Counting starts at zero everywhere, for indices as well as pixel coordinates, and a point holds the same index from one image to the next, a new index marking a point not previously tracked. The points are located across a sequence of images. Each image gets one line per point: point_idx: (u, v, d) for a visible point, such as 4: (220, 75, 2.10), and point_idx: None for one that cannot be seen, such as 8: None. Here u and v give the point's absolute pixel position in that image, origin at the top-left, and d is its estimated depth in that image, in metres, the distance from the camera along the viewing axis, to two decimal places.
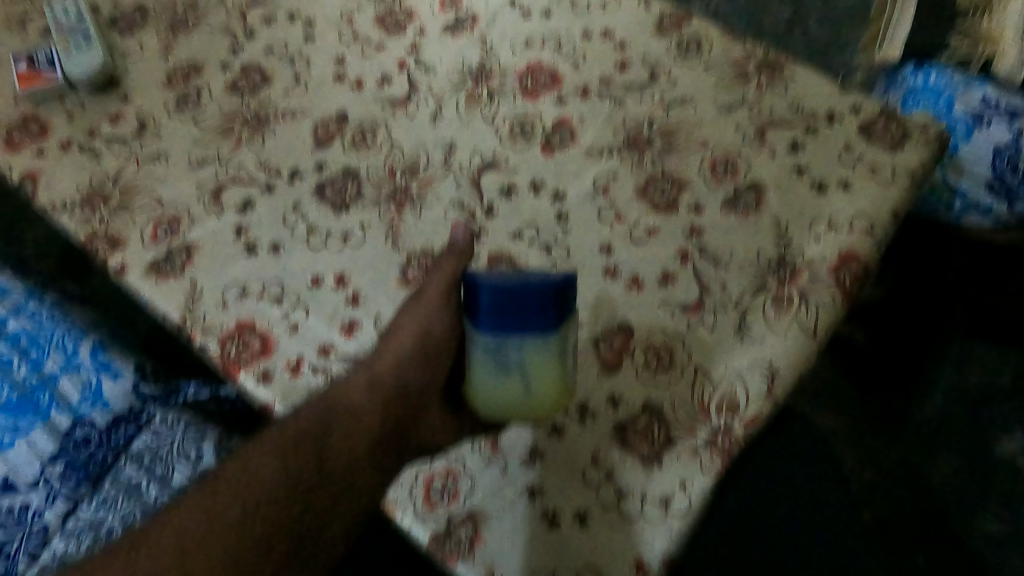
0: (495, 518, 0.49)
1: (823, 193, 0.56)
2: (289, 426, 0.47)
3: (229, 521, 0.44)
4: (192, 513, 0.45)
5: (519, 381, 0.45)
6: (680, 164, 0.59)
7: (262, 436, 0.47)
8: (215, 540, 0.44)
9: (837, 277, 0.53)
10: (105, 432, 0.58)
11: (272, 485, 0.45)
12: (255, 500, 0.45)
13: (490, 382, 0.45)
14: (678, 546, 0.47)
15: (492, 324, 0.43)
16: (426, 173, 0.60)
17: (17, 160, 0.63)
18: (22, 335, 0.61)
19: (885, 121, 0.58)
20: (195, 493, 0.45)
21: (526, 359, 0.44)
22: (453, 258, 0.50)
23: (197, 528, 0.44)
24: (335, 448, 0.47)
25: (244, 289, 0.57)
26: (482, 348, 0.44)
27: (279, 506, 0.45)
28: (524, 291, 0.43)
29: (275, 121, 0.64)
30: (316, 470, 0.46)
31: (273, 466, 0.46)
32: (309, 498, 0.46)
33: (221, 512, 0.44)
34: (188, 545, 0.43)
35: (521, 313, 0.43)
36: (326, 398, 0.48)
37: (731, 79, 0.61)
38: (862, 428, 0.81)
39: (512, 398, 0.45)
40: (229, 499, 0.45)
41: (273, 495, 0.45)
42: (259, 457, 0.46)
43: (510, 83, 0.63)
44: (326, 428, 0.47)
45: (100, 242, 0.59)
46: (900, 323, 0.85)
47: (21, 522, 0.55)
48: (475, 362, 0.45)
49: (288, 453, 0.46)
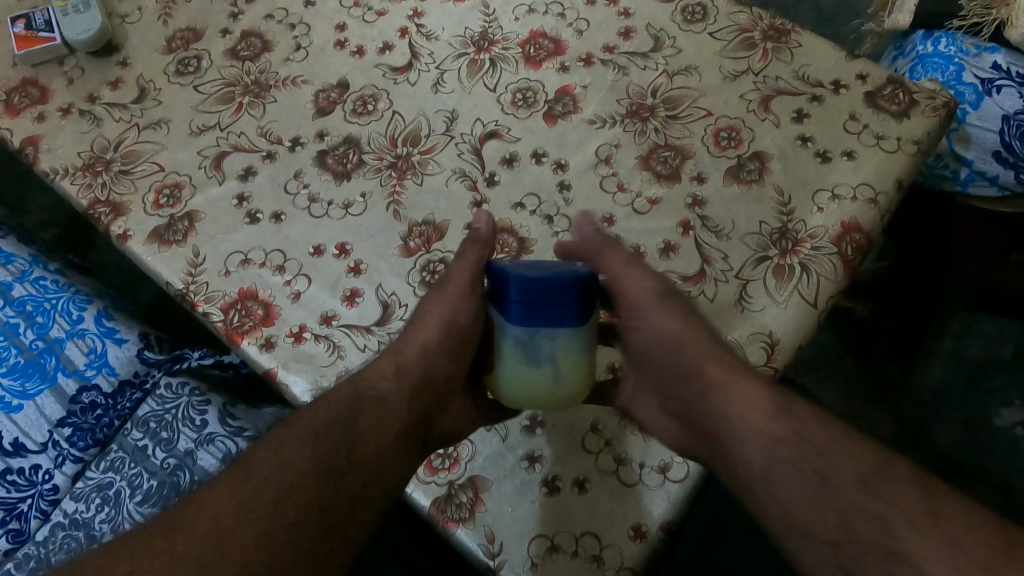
0: (496, 484, 0.49)
1: (828, 162, 0.55)
2: (316, 412, 0.44)
3: (262, 511, 0.40)
4: (224, 501, 0.40)
5: (548, 374, 0.44)
6: (684, 134, 0.58)
7: (286, 424, 0.44)
8: (249, 529, 0.39)
9: (839, 247, 0.53)
10: (111, 398, 0.59)
11: (303, 472, 0.42)
12: (286, 488, 0.41)
13: (520, 374, 0.44)
14: (676, 513, 0.47)
15: (524, 314, 0.43)
16: (428, 142, 0.60)
17: (19, 125, 0.63)
18: (28, 301, 0.61)
19: (894, 88, 0.57)
20: (220, 482, 0.42)
21: (558, 351, 0.43)
22: (475, 246, 0.52)
23: (231, 516, 0.40)
24: (365, 430, 0.44)
25: (246, 257, 0.57)
26: (512, 338, 0.44)
27: (312, 495, 0.41)
28: (556, 283, 0.43)
29: (276, 88, 0.63)
30: (346, 456, 0.43)
31: (305, 452, 0.42)
32: (340, 487, 0.42)
33: (253, 500, 0.40)
34: (224, 529, 0.39)
35: (552, 304, 0.43)
36: (353, 385, 0.46)
37: (737, 45, 0.60)
38: (862, 396, 0.89)
39: (540, 392, 0.44)
40: (259, 486, 0.41)
41: (305, 483, 0.41)
42: (291, 444, 0.43)
43: (512, 51, 0.63)
44: (355, 414, 0.44)
45: (102, 208, 0.60)
46: (900, 298, 0.92)
47: (32, 481, 0.57)
48: (504, 354, 0.45)
49: (319, 438, 0.43)
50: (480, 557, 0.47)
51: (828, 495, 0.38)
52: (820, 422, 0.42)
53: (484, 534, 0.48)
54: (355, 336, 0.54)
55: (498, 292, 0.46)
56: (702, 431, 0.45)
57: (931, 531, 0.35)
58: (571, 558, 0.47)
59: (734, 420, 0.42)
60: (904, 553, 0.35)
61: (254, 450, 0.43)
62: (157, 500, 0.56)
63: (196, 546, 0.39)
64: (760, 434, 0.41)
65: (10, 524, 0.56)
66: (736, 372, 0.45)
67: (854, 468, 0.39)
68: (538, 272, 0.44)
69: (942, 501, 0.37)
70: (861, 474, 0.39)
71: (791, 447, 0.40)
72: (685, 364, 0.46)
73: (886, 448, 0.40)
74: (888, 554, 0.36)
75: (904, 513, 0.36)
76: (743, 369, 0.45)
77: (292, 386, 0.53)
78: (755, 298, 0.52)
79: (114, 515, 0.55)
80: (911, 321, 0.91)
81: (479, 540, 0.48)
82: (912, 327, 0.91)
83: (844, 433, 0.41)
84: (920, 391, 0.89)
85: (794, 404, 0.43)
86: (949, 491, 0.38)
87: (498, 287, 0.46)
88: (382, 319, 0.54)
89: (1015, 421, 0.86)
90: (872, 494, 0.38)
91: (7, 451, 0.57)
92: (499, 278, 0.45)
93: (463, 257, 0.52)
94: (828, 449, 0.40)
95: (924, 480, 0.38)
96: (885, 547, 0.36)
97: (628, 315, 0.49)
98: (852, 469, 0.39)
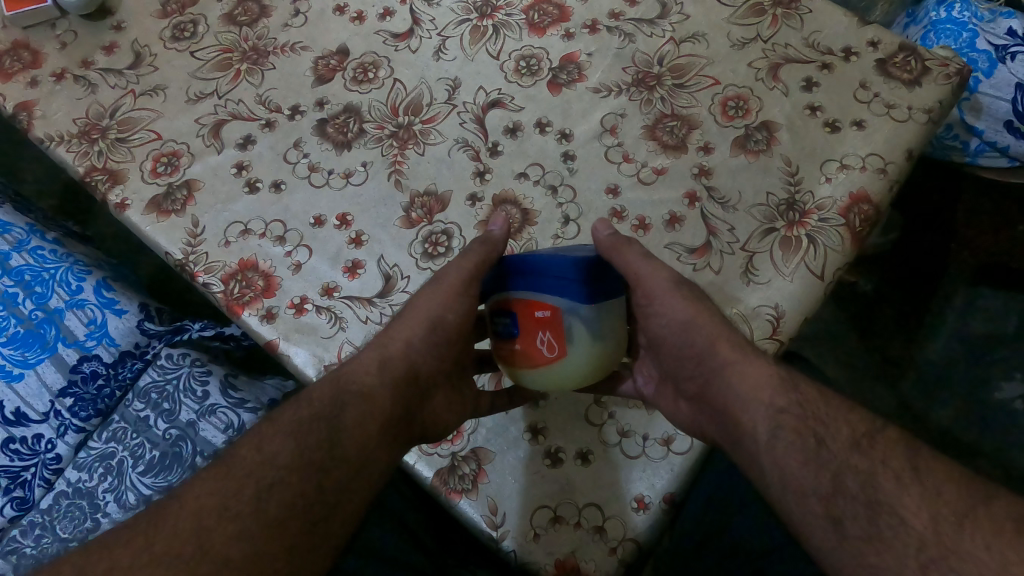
0: (498, 455, 0.49)
1: (836, 132, 0.54)
2: (302, 407, 0.43)
3: (245, 507, 0.39)
4: (207, 496, 0.39)
5: (614, 341, 0.44)
6: (690, 103, 0.57)
7: (271, 420, 0.43)
8: (231, 523, 0.38)
9: (847, 218, 0.52)
10: (112, 367, 0.59)
11: (284, 467, 0.40)
12: (269, 484, 0.40)
13: (594, 347, 0.43)
14: (678, 485, 0.48)
15: (590, 287, 0.42)
16: (429, 111, 0.59)
17: (11, 90, 0.62)
18: (26, 271, 0.61)
19: (906, 54, 0.56)
20: (203, 479, 0.40)
21: (615, 320, 0.44)
22: (483, 240, 0.50)
23: (213, 511, 0.38)
24: (349, 425, 0.42)
25: (246, 227, 0.56)
26: (584, 316, 0.42)
27: (296, 491, 0.40)
28: (598, 255, 0.44)
29: (275, 55, 0.62)
30: (329, 451, 0.41)
31: (288, 446, 0.41)
32: (323, 482, 0.41)
33: (235, 495, 0.39)
34: (206, 528, 0.38)
35: (605, 273, 0.44)
36: (337, 378, 0.45)
37: (746, 11, 0.59)
38: (861, 368, 0.89)
39: (606, 361, 0.44)
40: (241, 481, 0.40)
41: (286, 479, 0.40)
42: (273, 438, 0.42)
43: (516, 17, 0.61)
44: (339, 409, 0.43)
45: (99, 176, 0.59)
46: (905, 270, 0.91)
47: (35, 450, 0.57)
48: (573, 335, 0.43)
49: (302, 433, 0.42)
50: (484, 527, 0.47)
51: (824, 455, 0.39)
52: (829, 407, 0.42)
53: (487, 505, 0.48)
54: (357, 308, 0.53)
55: (539, 281, 0.43)
56: (714, 407, 0.45)
57: (911, 484, 0.37)
58: (574, 529, 0.47)
59: (745, 394, 0.43)
60: (886, 503, 0.37)
61: (237, 447, 0.42)
62: (160, 470, 0.56)
63: (177, 541, 0.37)
64: (766, 404, 0.42)
65: (13, 492, 0.56)
66: (746, 352, 0.45)
67: (848, 434, 0.40)
68: (575, 252, 0.44)
69: (926, 460, 0.38)
70: (855, 436, 0.40)
71: (794, 415, 0.41)
72: (701, 346, 0.46)
73: (878, 416, 0.42)
74: (873, 504, 0.37)
75: (890, 470, 0.38)
76: (752, 349, 0.45)
77: (293, 357, 0.52)
78: (762, 271, 0.51)
79: (117, 485, 0.55)
80: (912, 295, 0.91)
81: (482, 510, 0.48)
82: (914, 299, 0.91)
83: (859, 417, 0.41)
84: (920, 365, 0.89)
85: (801, 380, 0.43)
86: (932, 454, 0.39)
87: (534, 277, 0.44)
88: (383, 291, 0.54)
89: (1016, 395, 0.86)
90: (864, 454, 0.39)
91: (9, 420, 0.57)
92: (539, 267, 0.43)
93: (473, 251, 0.49)
94: (826, 416, 0.41)
95: (911, 444, 0.40)
96: (871, 498, 0.37)
97: (642, 297, 0.47)
98: (848, 435, 0.40)
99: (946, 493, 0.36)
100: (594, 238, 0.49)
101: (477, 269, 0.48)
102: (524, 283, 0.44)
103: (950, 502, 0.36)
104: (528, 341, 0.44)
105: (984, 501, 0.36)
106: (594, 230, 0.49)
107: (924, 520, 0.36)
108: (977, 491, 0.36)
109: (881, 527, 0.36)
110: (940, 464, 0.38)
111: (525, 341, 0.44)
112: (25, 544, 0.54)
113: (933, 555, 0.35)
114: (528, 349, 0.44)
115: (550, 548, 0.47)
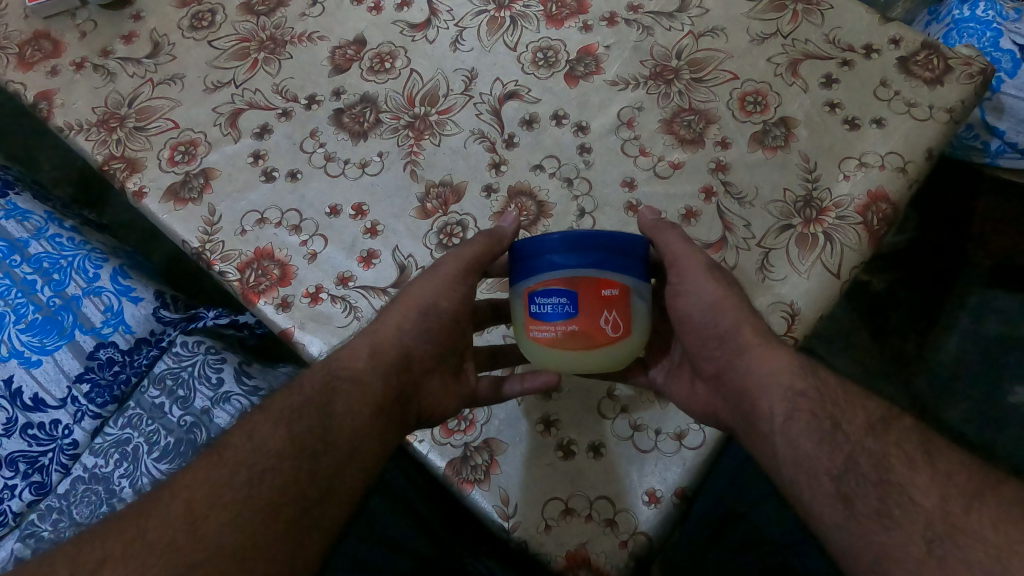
0: (511, 446, 0.50)
1: (856, 129, 0.54)
2: (292, 395, 0.44)
3: (236, 493, 0.39)
4: (199, 486, 0.40)
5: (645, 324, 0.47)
6: (708, 97, 0.57)
7: (264, 409, 0.44)
8: (224, 512, 0.38)
9: (865, 216, 0.52)
10: (128, 355, 0.59)
11: (276, 454, 0.41)
12: (260, 471, 0.40)
13: (644, 327, 0.45)
14: (690, 479, 0.48)
15: (647, 270, 0.45)
16: (445, 101, 0.59)
17: (32, 79, 0.62)
18: (44, 258, 0.61)
19: (928, 52, 0.55)
20: (196, 467, 0.41)
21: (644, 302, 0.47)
22: (495, 234, 0.50)
23: (206, 500, 0.39)
24: (341, 412, 0.43)
25: (262, 216, 0.57)
26: (644, 294, 0.44)
27: (287, 475, 0.40)
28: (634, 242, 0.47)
29: (292, 44, 0.62)
30: (321, 438, 0.42)
31: (279, 433, 0.41)
32: (315, 469, 0.41)
33: (227, 483, 0.39)
34: (198, 515, 0.38)
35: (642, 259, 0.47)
36: (328, 366, 0.45)
37: (766, 6, 0.59)
38: (871, 367, 0.90)
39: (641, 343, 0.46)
40: (234, 469, 0.40)
41: (278, 465, 0.40)
42: (265, 427, 0.42)
43: (534, 8, 0.61)
44: (330, 396, 0.43)
45: (117, 164, 0.59)
46: (915, 268, 0.92)
47: (53, 436, 0.57)
48: (634, 313, 0.44)
49: (294, 421, 0.42)
50: (496, 518, 0.48)
51: (838, 438, 0.39)
52: (842, 395, 0.42)
53: (499, 496, 0.48)
54: (371, 298, 0.53)
55: (603, 259, 0.43)
56: (731, 392, 0.45)
57: (922, 467, 0.37)
58: (586, 521, 0.47)
59: (765, 377, 0.43)
60: (898, 483, 0.37)
61: (229, 435, 0.42)
62: (175, 457, 0.56)
63: (170, 529, 0.38)
64: (785, 389, 0.42)
65: (31, 476, 0.56)
66: (765, 341, 0.45)
67: (863, 420, 0.40)
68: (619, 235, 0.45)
69: (938, 446, 0.39)
70: (870, 421, 0.40)
71: (811, 399, 0.41)
72: (726, 328, 0.46)
73: (895, 406, 0.42)
74: (884, 484, 0.37)
75: (903, 454, 0.38)
76: (776, 338, 0.45)
77: (308, 345, 0.52)
78: (777, 267, 0.51)
79: (133, 471, 0.56)
80: (925, 292, 0.91)
81: (494, 501, 0.48)
82: (927, 298, 0.91)
83: (871, 405, 0.41)
84: (932, 365, 0.89)
85: (818, 369, 0.44)
86: (945, 443, 0.39)
87: (602, 254, 0.42)
88: (398, 281, 0.54)
89: None
90: (878, 437, 0.39)
91: (28, 405, 0.58)
92: (612, 244, 0.43)
93: (480, 242, 0.50)
94: (844, 403, 0.41)
95: (924, 433, 0.40)
96: (882, 478, 0.37)
97: (676, 275, 0.48)
98: (863, 420, 0.40)
99: (956, 477, 0.37)
100: (641, 223, 0.51)
101: (475, 261, 0.49)
102: (582, 258, 0.42)
103: (960, 485, 0.36)
104: (588, 320, 0.42)
105: (995, 484, 0.36)
106: (640, 216, 0.52)
107: (934, 501, 0.36)
108: (989, 477, 0.37)
109: (891, 505, 0.36)
110: (953, 452, 0.38)
111: (585, 320, 0.42)
112: (42, 528, 0.55)
113: (941, 532, 0.35)
114: (586, 329, 0.42)
115: (562, 540, 0.47)
